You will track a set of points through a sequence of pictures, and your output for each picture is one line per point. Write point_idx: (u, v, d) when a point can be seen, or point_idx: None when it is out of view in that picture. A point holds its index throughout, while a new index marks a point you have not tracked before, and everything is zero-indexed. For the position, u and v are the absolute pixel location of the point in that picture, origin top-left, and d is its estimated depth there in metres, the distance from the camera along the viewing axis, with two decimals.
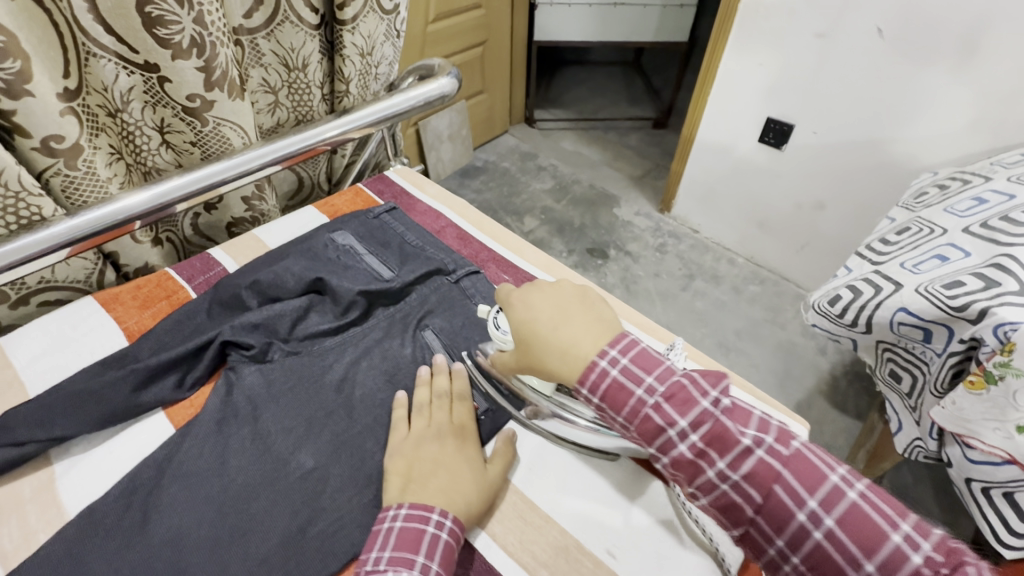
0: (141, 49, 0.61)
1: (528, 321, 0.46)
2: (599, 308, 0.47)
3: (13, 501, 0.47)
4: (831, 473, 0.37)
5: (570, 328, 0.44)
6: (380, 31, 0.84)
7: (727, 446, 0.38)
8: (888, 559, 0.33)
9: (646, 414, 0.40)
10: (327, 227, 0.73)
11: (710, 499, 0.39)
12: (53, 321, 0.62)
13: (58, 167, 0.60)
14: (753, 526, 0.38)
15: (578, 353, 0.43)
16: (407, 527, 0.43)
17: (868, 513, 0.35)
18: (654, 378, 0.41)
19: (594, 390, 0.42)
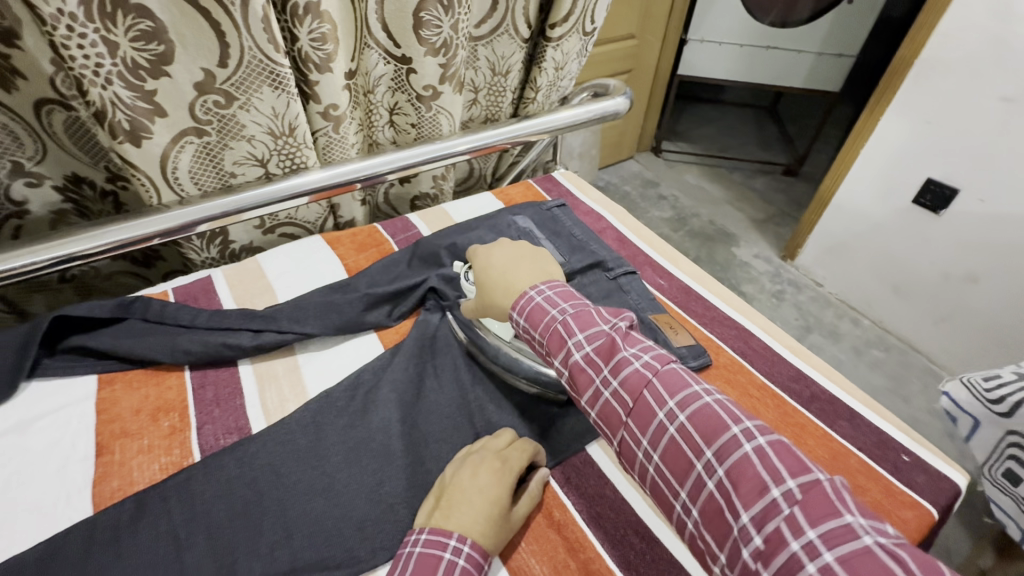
0: (403, 44, 0.75)
1: (485, 265, 0.57)
2: (545, 258, 0.58)
3: (271, 374, 0.61)
4: (769, 477, 0.34)
5: (513, 274, 0.55)
6: (575, 51, 0.94)
7: (612, 357, 0.43)
8: (763, 510, 0.33)
9: (556, 327, 0.47)
10: (509, 211, 0.83)
11: (604, 411, 0.43)
12: (293, 250, 0.78)
13: (326, 128, 0.76)
14: (626, 433, 0.42)
15: (517, 285, 0.54)
16: (425, 553, 0.41)
17: (758, 463, 0.35)
18: (568, 306, 0.49)
19: (521, 313, 0.50)
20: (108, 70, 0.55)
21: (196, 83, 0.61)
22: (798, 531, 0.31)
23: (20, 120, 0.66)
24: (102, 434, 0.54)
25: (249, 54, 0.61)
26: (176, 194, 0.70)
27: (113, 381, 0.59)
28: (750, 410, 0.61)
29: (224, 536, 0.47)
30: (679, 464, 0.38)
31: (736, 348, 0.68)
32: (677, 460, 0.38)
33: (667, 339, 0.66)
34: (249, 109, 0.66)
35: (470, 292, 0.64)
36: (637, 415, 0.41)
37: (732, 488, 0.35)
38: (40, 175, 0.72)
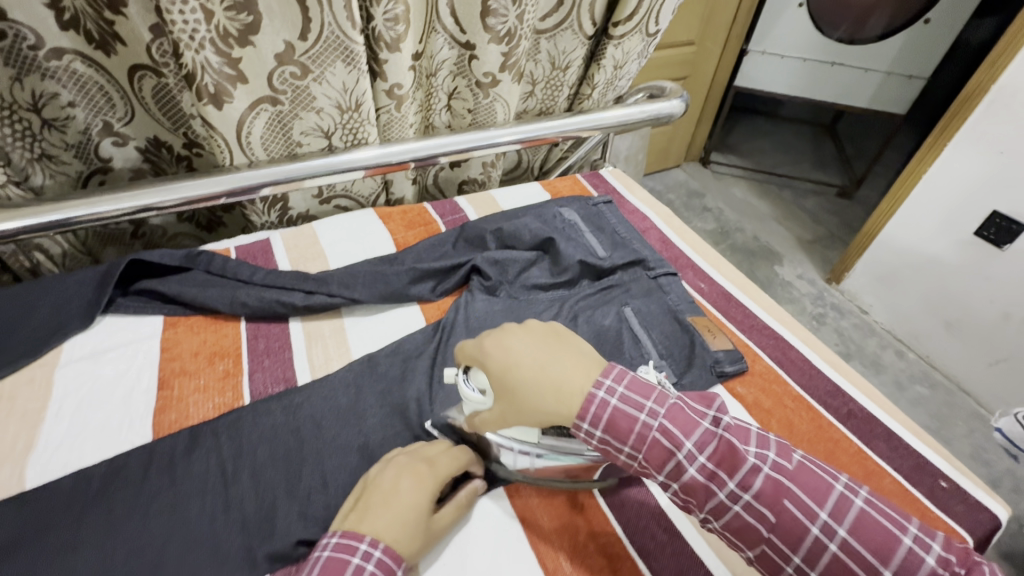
0: (469, 31, 0.77)
1: (511, 368, 0.42)
2: (576, 343, 0.44)
3: (318, 334, 0.65)
4: (895, 529, 0.37)
5: (556, 374, 0.41)
6: (636, 50, 0.95)
7: (737, 467, 0.38)
8: (902, 565, 0.35)
9: (652, 438, 0.39)
10: (556, 202, 0.84)
11: (727, 521, 0.39)
12: (346, 222, 0.81)
13: (388, 107, 0.79)
14: (768, 546, 0.38)
15: (569, 389, 0.40)
16: (334, 558, 0.40)
17: (875, 516, 0.37)
18: (653, 402, 0.40)
19: (587, 421, 0.40)
20: (202, 36, 0.59)
21: (276, 53, 0.65)
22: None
23: (114, 81, 0.71)
24: (164, 370, 0.58)
25: (328, 29, 0.64)
26: (246, 158, 0.74)
27: (177, 324, 0.64)
28: (783, 419, 0.60)
29: (267, 473, 0.50)
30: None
31: (773, 358, 0.67)
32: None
33: (704, 342, 0.66)
34: (322, 83, 0.70)
35: (475, 401, 0.46)
36: (782, 528, 0.37)
37: (872, 560, 0.36)
38: (126, 136, 0.77)
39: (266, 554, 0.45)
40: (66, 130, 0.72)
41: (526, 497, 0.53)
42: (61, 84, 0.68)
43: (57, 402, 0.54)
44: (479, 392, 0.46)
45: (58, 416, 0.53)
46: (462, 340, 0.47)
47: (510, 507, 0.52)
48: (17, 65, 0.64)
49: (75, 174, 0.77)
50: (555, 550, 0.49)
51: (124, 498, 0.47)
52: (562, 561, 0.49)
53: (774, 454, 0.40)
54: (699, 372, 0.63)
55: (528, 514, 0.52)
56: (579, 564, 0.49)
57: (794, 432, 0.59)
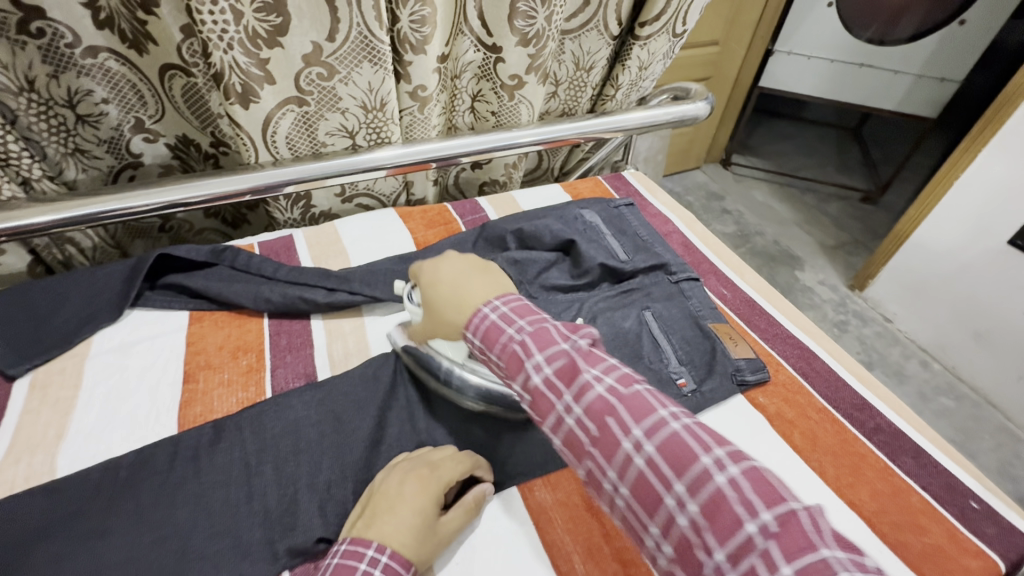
0: (496, 33, 0.77)
1: (433, 281, 0.50)
2: (500, 275, 0.52)
3: (339, 331, 0.65)
4: (742, 510, 0.31)
5: (468, 287, 0.49)
6: (662, 51, 0.94)
7: (606, 422, 0.37)
8: (737, 547, 0.31)
9: (539, 388, 0.41)
10: (577, 204, 0.83)
11: (593, 473, 0.39)
12: (367, 220, 0.82)
13: (412, 107, 0.79)
14: (629, 508, 0.37)
15: (472, 304, 0.47)
16: (341, 564, 0.40)
17: (728, 497, 0.32)
18: (544, 356, 0.41)
19: (475, 332, 0.45)
20: (231, 36, 0.59)
21: (304, 54, 0.65)
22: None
23: (145, 79, 0.72)
24: (189, 363, 0.59)
25: (357, 29, 0.65)
26: (271, 156, 0.75)
27: (202, 318, 0.65)
28: (806, 431, 0.59)
29: (288, 469, 0.50)
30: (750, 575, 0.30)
31: (797, 367, 0.66)
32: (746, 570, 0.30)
33: (725, 349, 0.65)
34: (348, 83, 0.70)
35: (415, 314, 0.56)
36: (638, 490, 0.36)
37: (708, 533, 0.32)
38: (155, 133, 0.79)
39: (288, 549, 0.45)
40: (100, 126, 0.74)
41: (540, 498, 0.53)
42: (95, 82, 0.70)
43: (87, 392, 0.55)
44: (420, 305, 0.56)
45: (88, 406, 0.54)
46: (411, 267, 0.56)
47: (524, 508, 0.52)
48: (54, 63, 0.66)
49: (107, 169, 0.79)
50: (570, 553, 0.49)
51: (149, 489, 0.48)
52: (576, 564, 0.48)
53: (647, 419, 0.37)
54: (720, 380, 0.62)
55: (542, 515, 0.52)
56: (593, 569, 0.48)
57: (817, 444, 0.58)
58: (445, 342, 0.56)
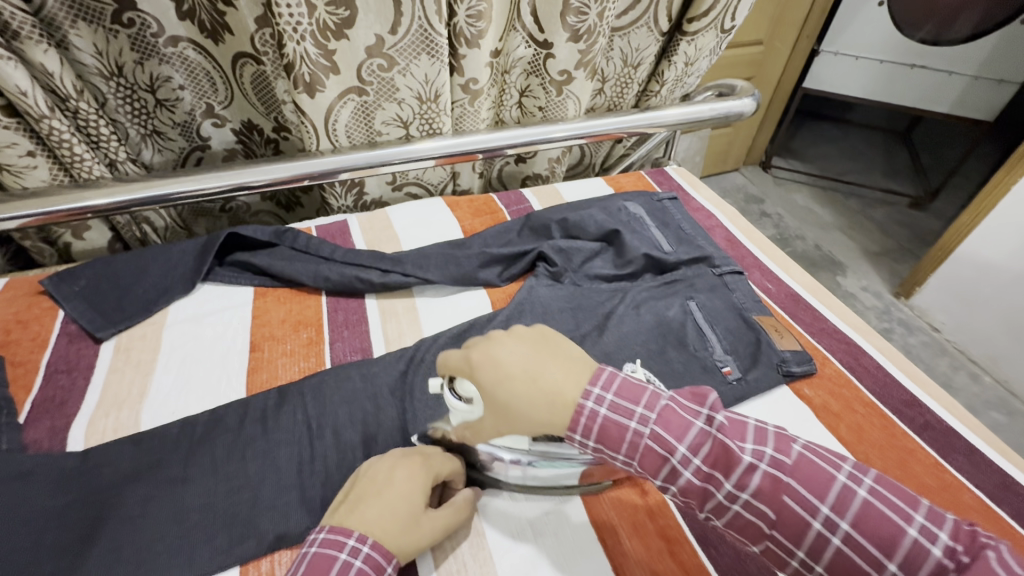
0: (547, 28, 0.79)
1: (500, 374, 0.39)
2: (563, 346, 0.41)
3: (392, 310, 0.68)
4: (898, 518, 0.33)
5: (546, 379, 0.38)
6: (709, 47, 0.94)
7: (733, 468, 0.35)
8: (907, 556, 0.32)
9: (645, 446, 0.37)
10: (621, 196, 0.84)
11: (725, 518, 0.37)
12: (416, 208, 0.85)
13: (463, 100, 0.82)
14: (773, 542, 0.36)
15: (563, 398, 0.38)
16: (320, 554, 0.40)
17: (880, 509, 0.34)
18: (643, 406, 0.37)
19: (578, 428, 0.38)
20: (304, 29, 0.63)
21: (367, 46, 0.69)
22: (915, 549, 0.32)
23: (219, 68, 0.78)
24: (255, 334, 0.63)
25: (418, 23, 0.68)
26: (330, 143, 0.79)
27: (266, 294, 0.69)
28: (853, 424, 0.59)
29: (347, 434, 0.54)
30: (850, 575, 0.34)
31: (845, 363, 0.65)
32: (790, 527, 0.35)
33: (770, 340, 0.65)
34: (406, 74, 0.74)
35: (463, 411, 0.44)
36: (783, 525, 0.35)
37: (875, 551, 0.33)
38: (224, 118, 0.84)
39: None
40: (175, 110, 0.79)
41: None
42: (174, 69, 0.75)
43: (164, 355, 0.60)
44: (466, 401, 0.43)
45: (167, 368, 0.59)
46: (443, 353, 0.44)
47: None
48: (140, 51, 0.71)
49: (178, 151, 0.84)
50: (615, 527, 0.51)
51: (221, 445, 0.52)
52: (621, 539, 0.50)
53: (773, 448, 0.36)
54: (765, 370, 0.62)
55: (590, 491, 0.53)
56: (639, 544, 0.49)
57: (864, 438, 0.57)
58: (505, 441, 0.46)
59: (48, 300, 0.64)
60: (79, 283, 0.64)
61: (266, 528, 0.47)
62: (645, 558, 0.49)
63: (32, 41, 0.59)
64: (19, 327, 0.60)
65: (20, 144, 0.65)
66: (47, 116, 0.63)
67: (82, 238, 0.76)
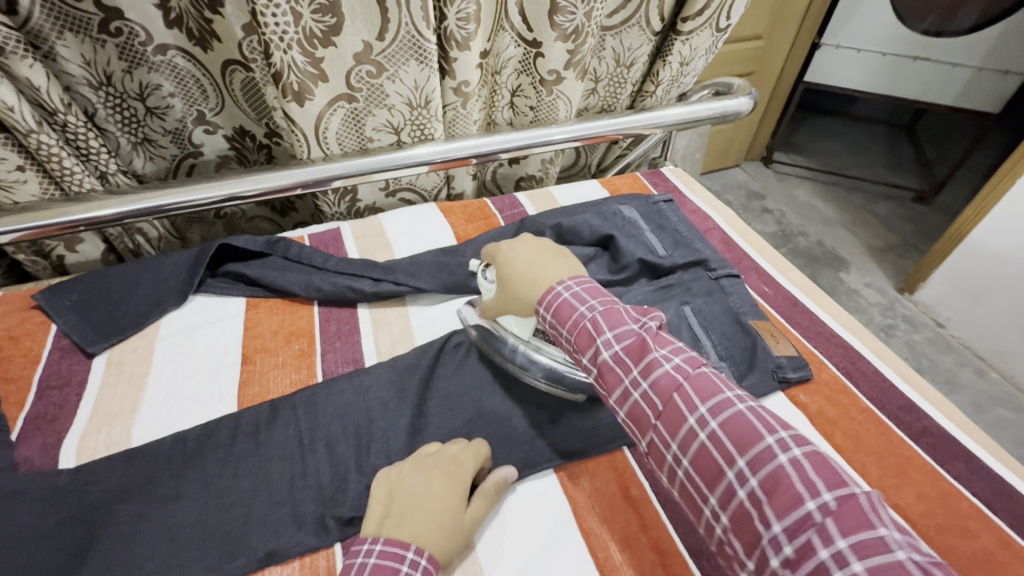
0: (536, 29, 0.78)
1: (512, 262, 0.55)
2: (569, 259, 0.55)
3: (385, 319, 0.68)
4: (765, 431, 0.35)
5: (542, 269, 0.53)
6: (704, 46, 0.92)
7: (641, 357, 0.41)
8: (769, 471, 0.33)
9: (584, 325, 0.46)
10: (616, 199, 0.83)
11: (624, 407, 0.42)
12: (409, 214, 0.84)
13: (454, 103, 0.81)
14: (655, 436, 0.40)
15: (544, 284, 0.51)
16: (380, 565, 0.40)
17: (750, 422, 0.36)
18: (596, 302, 0.47)
19: (548, 309, 0.49)
20: (290, 38, 0.63)
21: (355, 53, 0.68)
22: (827, 541, 0.29)
23: (209, 75, 0.77)
24: (247, 347, 0.63)
25: (405, 28, 0.67)
26: (321, 151, 0.78)
27: (258, 305, 0.69)
28: (849, 431, 0.58)
29: (338, 448, 0.53)
30: (711, 474, 0.36)
31: (842, 367, 0.64)
32: (707, 472, 0.36)
33: (766, 345, 0.64)
34: (395, 80, 0.73)
35: (490, 289, 0.59)
36: (666, 416, 0.39)
37: (732, 451, 0.35)
38: (216, 125, 0.84)
39: (337, 517, 0.48)
40: (166, 117, 0.79)
41: (579, 486, 0.54)
42: (164, 77, 0.75)
43: (156, 369, 0.60)
44: (493, 283, 0.59)
45: (158, 382, 0.59)
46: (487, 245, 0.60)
47: (562, 493, 0.53)
48: (129, 59, 0.71)
49: (170, 158, 0.84)
50: (607, 540, 0.50)
51: (213, 460, 0.51)
52: (613, 552, 0.49)
53: (682, 359, 0.41)
54: (760, 376, 0.61)
55: (580, 503, 0.53)
56: (630, 556, 0.49)
57: (860, 444, 0.57)
58: (511, 326, 0.59)
59: (41, 315, 0.64)
60: (72, 296, 0.64)
61: (256, 545, 0.46)
62: (637, 571, 0.48)
63: (17, 56, 0.58)
64: (11, 342, 0.60)
65: (8, 158, 0.64)
66: (35, 131, 0.62)
67: (76, 251, 0.76)
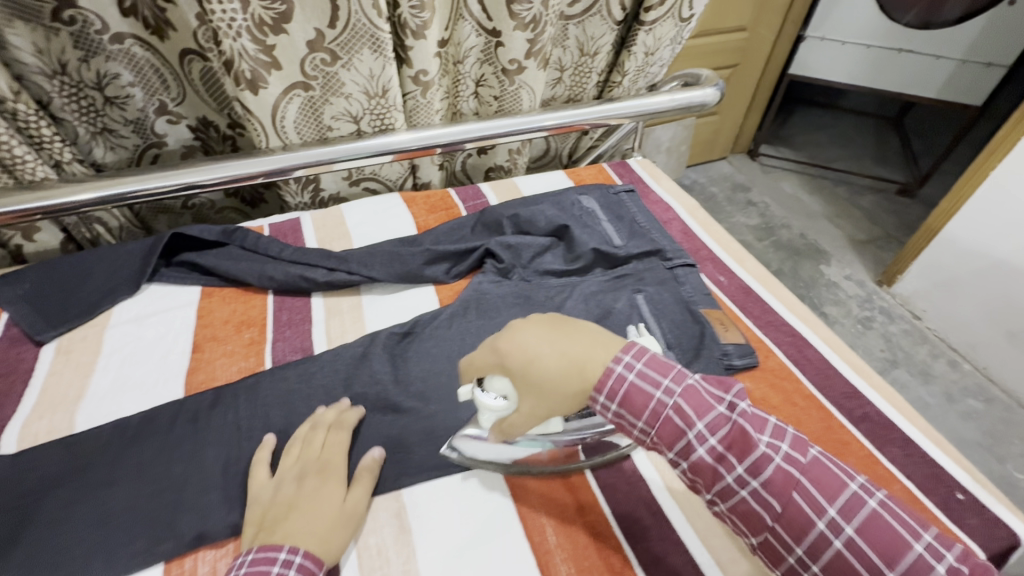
0: (495, 17, 0.78)
1: (526, 363, 0.40)
2: (583, 323, 0.42)
3: (338, 308, 0.68)
4: (906, 534, 0.35)
5: (575, 351, 0.39)
6: (669, 36, 0.93)
7: (748, 452, 0.37)
8: (910, 568, 0.34)
9: (666, 415, 0.38)
10: (576, 190, 0.84)
11: (728, 503, 0.38)
12: (370, 205, 0.85)
13: (415, 93, 0.81)
14: (771, 534, 0.38)
15: (592, 367, 0.39)
16: (251, 572, 0.41)
17: (887, 520, 0.35)
18: (670, 379, 0.39)
19: (609, 397, 0.39)
20: (239, 25, 0.63)
21: (308, 41, 0.68)
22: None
23: (168, 64, 0.77)
24: (197, 335, 0.64)
25: (356, 16, 0.67)
26: (280, 141, 0.78)
27: (211, 294, 0.69)
28: (790, 417, 0.59)
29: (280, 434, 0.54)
30: None
31: (789, 355, 0.65)
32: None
33: (714, 334, 0.64)
34: (351, 69, 0.73)
35: (499, 410, 0.43)
36: (785, 517, 0.37)
37: (877, 560, 0.34)
38: (179, 115, 0.84)
39: None
40: (126, 107, 0.79)
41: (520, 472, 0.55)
42: (122, 66, 0.74)
43: (105, 357, 0.60)
44: (499, 398, 0.43)
45: (105, 370, 0.59)
46: (467, 355, 0.45)
47: (503, 478, 0.54)
48: (84, 48, 0.71)
49: (132, 148, 0.84)
50: (542, 523, 0.51)
51: (153, 445, 0.52)
52: (548, 536, 0.50)
53: (788, 445, 0.38)
54: (705, 364, 0.61)
55: (519, 489, 0.53)
56: (565, 538, 0.50)
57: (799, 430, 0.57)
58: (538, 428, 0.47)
59: None
60: (24, 285, 0.64)
61: (185, 528, 0.47)
62: (571, 554, 0.49)
63: None
64: None
65: None
66: None
67: (33, 240, 0.76)
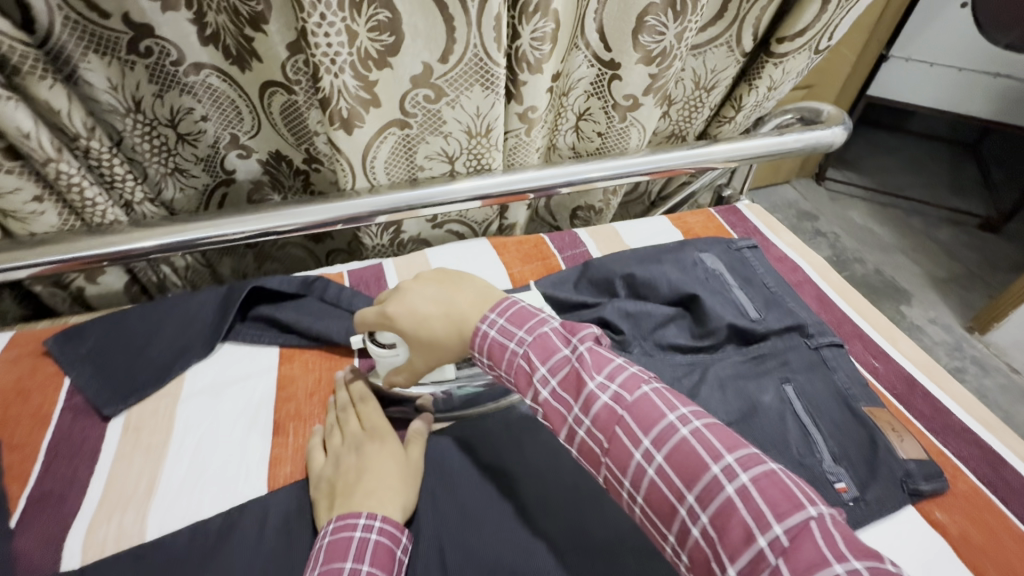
0: (616, 48, 0.68)
1: (413, 318, 0.49)
2: (470, 282, 0.52)
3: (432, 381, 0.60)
4: (708, 458, 0.35)
5: (455, 307, 0.49)
6: (797, 70, 0.81)
7: (580, 392, 0.40)
8: (706, 490, 0.34)
9: (518, 364, 0.44)
10: (695, 245, 0.73)
11: (574, 445, 0.41)
12: (459, 251, 0.76)
13: (518, 130, 0.72)
14: (608, 472, 0.39)
15: (467, 322, 0.48)
16: (335, 539, 0.41)
17: (694, 447, 0.36)
18: (524, 332, 0.45)
19: (481, 351, 0.46)
20: (343, 59, 0.55)
21: (414, 75, 0.60)
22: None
23: (245, 96, 0.68)
24: (279, 412, 0.55)
25: (473, 51, 0.58)
26: (368, 182, 0.70)
27: (292, 357, 0.61)
28: (1003, 564, 0.48)
29: None
30: (664, 509, 0.36)
31: (982, 475, 0.55)
32: (661, 506, 0.36)
33: (890, 445, 0.53)
34: (455, 107, 0.65)
35: (390, 356, 0.54)
36: (613, 453, 0.38)
37: (681, 485, 0.35)
38: (250, 149, 0.75)
39: None
40: (198, 144, 0.71)
41: None
42: (196, 100, 0.66)
43: (178, 437, 0.53)
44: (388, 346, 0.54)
45: (179, 456, 0.51)
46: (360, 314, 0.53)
47: None
48: (159, 82, 0.63)
49: (202, 188, 0.76)
50: None
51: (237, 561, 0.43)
52: None
53: (620, 385, 0.40)
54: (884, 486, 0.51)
55: None
56: None
57: None
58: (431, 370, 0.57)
59: (52, 365, 0.57)
60: (87, 345, 0.57)
61: None
62: None
63: (35, 76, 0.52)
64: (20, 399, 0.54)
65: (24, 188, 0.58)
66: (55, 158, 0.56)
67: (97, 283, 0.69)
